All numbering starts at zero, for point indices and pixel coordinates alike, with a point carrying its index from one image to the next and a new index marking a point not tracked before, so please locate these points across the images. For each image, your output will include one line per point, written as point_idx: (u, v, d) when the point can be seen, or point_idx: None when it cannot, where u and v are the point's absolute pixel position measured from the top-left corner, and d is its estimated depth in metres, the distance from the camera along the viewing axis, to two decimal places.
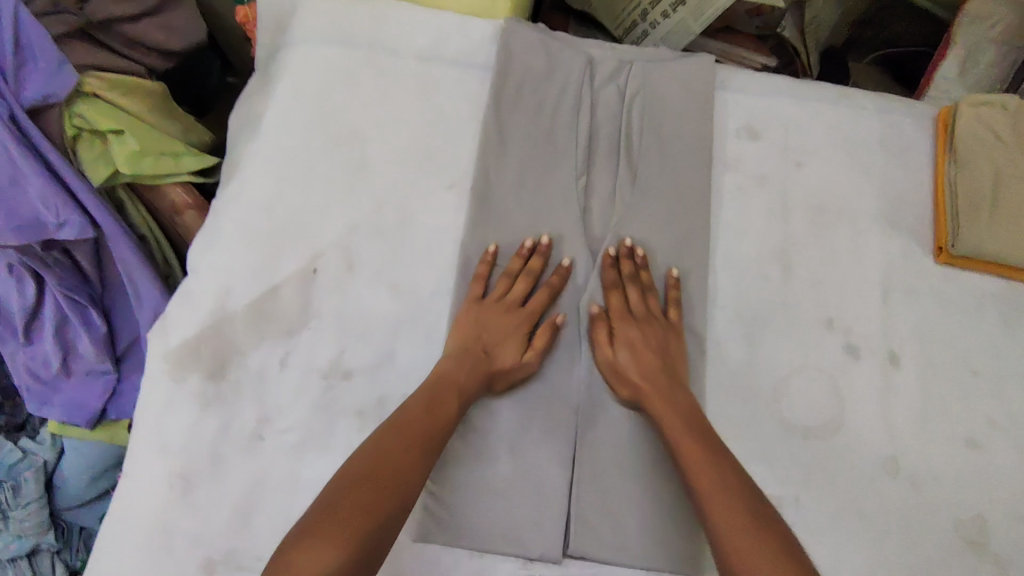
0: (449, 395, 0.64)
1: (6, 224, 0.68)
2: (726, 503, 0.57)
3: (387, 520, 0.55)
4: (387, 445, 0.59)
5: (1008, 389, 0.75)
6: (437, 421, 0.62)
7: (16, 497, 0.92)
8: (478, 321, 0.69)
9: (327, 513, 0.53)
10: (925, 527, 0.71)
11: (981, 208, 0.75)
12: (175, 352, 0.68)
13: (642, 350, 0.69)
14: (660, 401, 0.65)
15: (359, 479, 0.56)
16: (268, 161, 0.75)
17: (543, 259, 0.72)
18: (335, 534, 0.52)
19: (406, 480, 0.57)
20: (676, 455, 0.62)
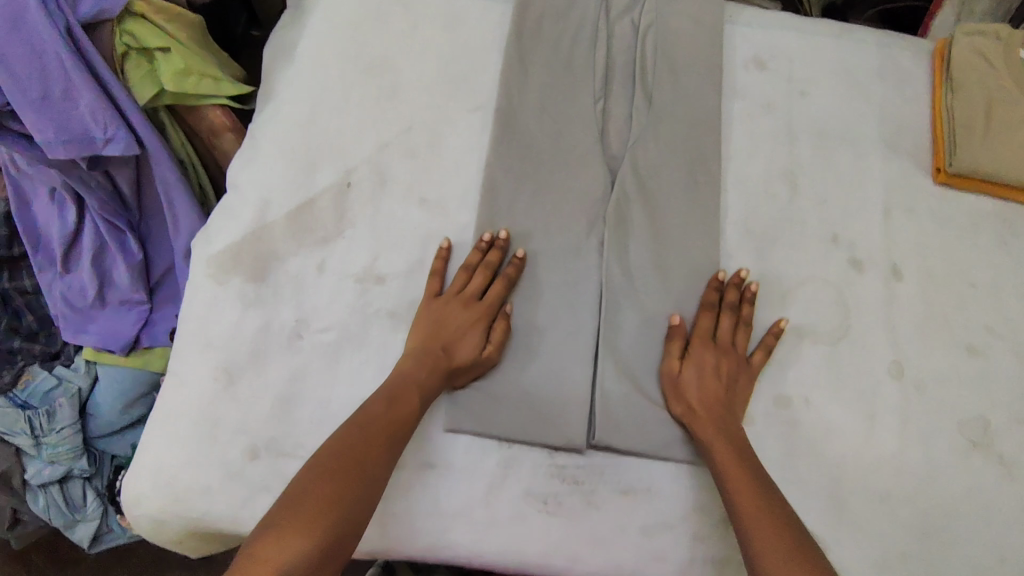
0: (411, 394, 0.64)
1: (55, 137, 0.70)
2: (771, 537, 0.56)
3: (351, 514, 0.55)
4: (352, 441, 0.59)
5: (1006, 301, 0.79)
6: (397, 414, 0.62)
7: (50, 423, 0.95)
8: (440, 317, 0.69)
9: (293, 505, 0.53)
10: (928, 428, 0.73)
11: (975, 129, 0.80)
12: (217, 257, 0.72)
13: (719, 379, 0.69)
14: (718, 430, 0.65)
15: (327, 473, 0.56)
16: (304, 85, 0.79)
17: (500, 252, 0.72)
18: (303, 525, 0.52)
19: (369, 477, 0.58)
20: (723, 480, 0.62)
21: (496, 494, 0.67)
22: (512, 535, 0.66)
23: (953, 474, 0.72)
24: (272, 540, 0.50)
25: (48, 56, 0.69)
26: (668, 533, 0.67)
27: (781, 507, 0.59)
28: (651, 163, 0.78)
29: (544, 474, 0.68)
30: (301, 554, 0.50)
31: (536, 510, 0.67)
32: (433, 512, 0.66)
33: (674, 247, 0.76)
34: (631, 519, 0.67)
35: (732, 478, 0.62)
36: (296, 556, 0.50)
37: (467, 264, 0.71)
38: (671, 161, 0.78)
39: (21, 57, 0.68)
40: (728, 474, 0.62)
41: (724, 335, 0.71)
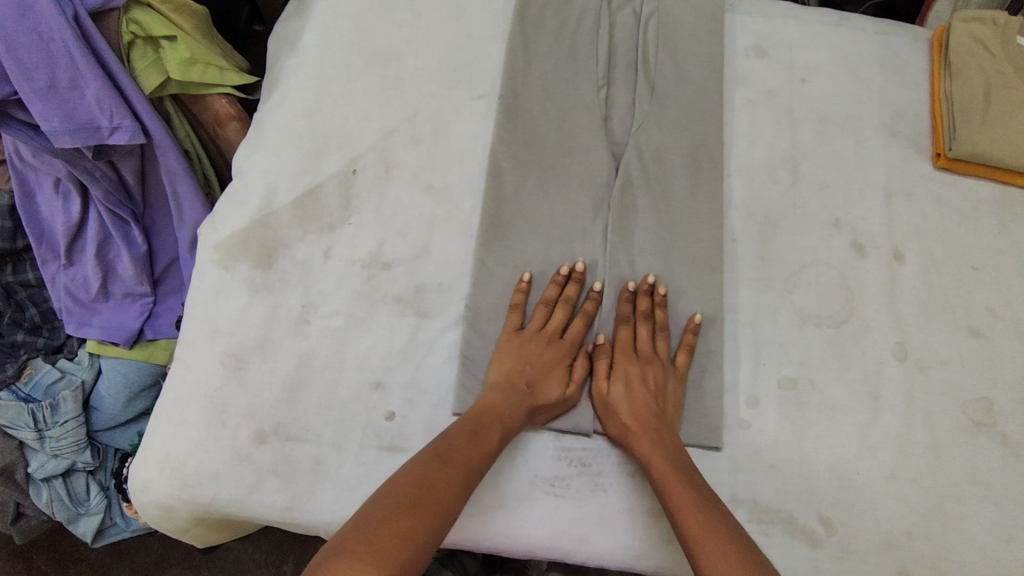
0: (488, 428, 0.62)
1: (62, 126, 0.71)
2: (717, 554, 0.54)
3: (424, 551, 0.50)
4: (434, 472, 0.56)
5: (1007, 284, 0.79)
6: (476, 451, 0.60)
7: (54, 416, 0.94)
8: (522, 353, 0.68)
9: (370, 530, 0.49)
10: (932, 409, 0.74)
11: (974, 113, 0.81)
12: (224, 243, 0.72)
13: (643, 390, 0.67)
14: (656, 446, 0.64)
15: (406, 501, 0.52)
16: (309, 75, 0.80)
17: (577, 286, 0.71)
18: (381, 555, 0.47)
19: (444, 511, 0.54)
20: (667, 499, 0.60)
21: (504, 477, 0.67)
22: (520, 517, 0.66)
23: (958, 455, 0.72)
24: (347, 565, 0.46)
25: (55, 45, 0.69)
26: None
27: (725, 519, 0.57)
28: (654, 148, 0.79)
29: (552, 457, 0.68)
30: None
31: (544, 492, 0.67)
32: None
33: (678, 231, 0.76)
34: (637, 501, 0.67)
35: (675, 496, 0.60)
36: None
37: (550, 299, 0.71)
38: (674, 147, 0.79)
39: (28, 47, 0.68)
40: (670, 491, 0.60)
41: (642, 343, 0.70)
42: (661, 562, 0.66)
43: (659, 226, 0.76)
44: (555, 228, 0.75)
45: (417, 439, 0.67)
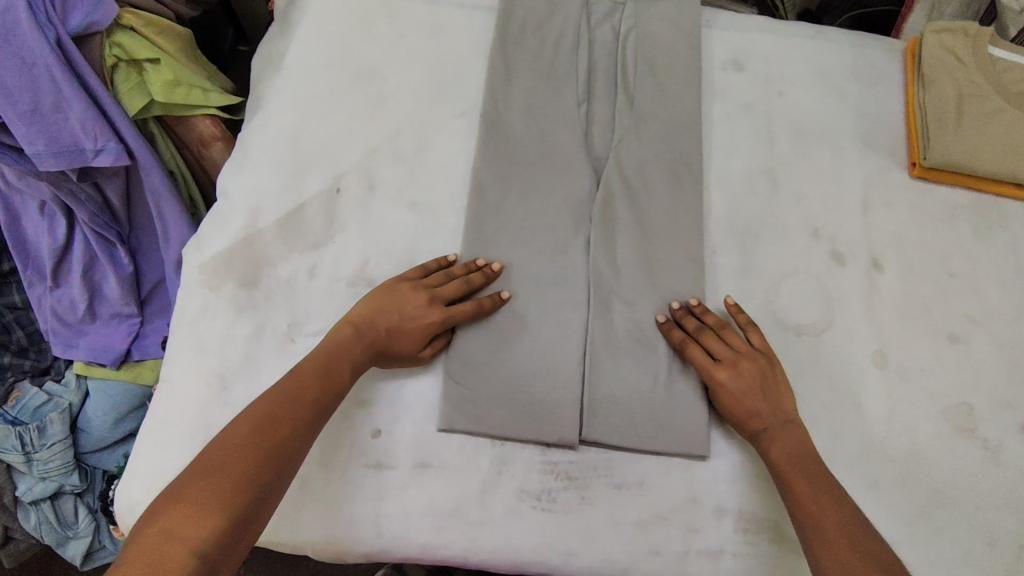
0: (339, 375, 0.64)
1: (46, 149, 0.71)
2: (840, 552, 0.55)
3: (262, 494, 0.54)
4: (275, 418, 0.58)
5: (983, 290, 0.81)
6: (325, 393, 0.62)
7: (41, 438, 0.94)
8: (398, 301, 0.68)
9: (204, 478, 0.52)
10: (913, 415, 0.75)
11: (947, 122, 0.82)
12: (209, 263, 0.73)
13: (750, 383, 0.67)
14: (776, 429, 0.65)
15: (244, 448, 0.55)
16: (292, 95, 0.81)
17: (485, 279, 0.72)
18: (214, 500, 0.51)
19: (286, 455, 0.57)
20: (781, 478, 0.62)
21: (491, 492, 0.67)
22: (507, 533, 0.66)
23: (939, 460, 0.73)
24: (185, 517, 0.49)
25: (38, 69, 0.69)
26: (663, 525, 0.67)
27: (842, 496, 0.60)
28: (636, 162, 0.80)
29: (538, 471, 0.68)
30: (214, 532, 0.49)
31: (531, 507, 0.67)
32: (428, 511, 0.66)
33: (660, 243, 0.77)
34: (624, 513, 0.67)
35: (790, 475, 0.62)
36: (209, 535, 0.49)
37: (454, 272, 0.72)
38: (655, 161, 0.80)
39: (11, 71, 0.69)
40: (788, 473, 0.62)
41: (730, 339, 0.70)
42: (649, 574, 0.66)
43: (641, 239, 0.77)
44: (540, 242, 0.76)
45: (403, 455, 0.68)
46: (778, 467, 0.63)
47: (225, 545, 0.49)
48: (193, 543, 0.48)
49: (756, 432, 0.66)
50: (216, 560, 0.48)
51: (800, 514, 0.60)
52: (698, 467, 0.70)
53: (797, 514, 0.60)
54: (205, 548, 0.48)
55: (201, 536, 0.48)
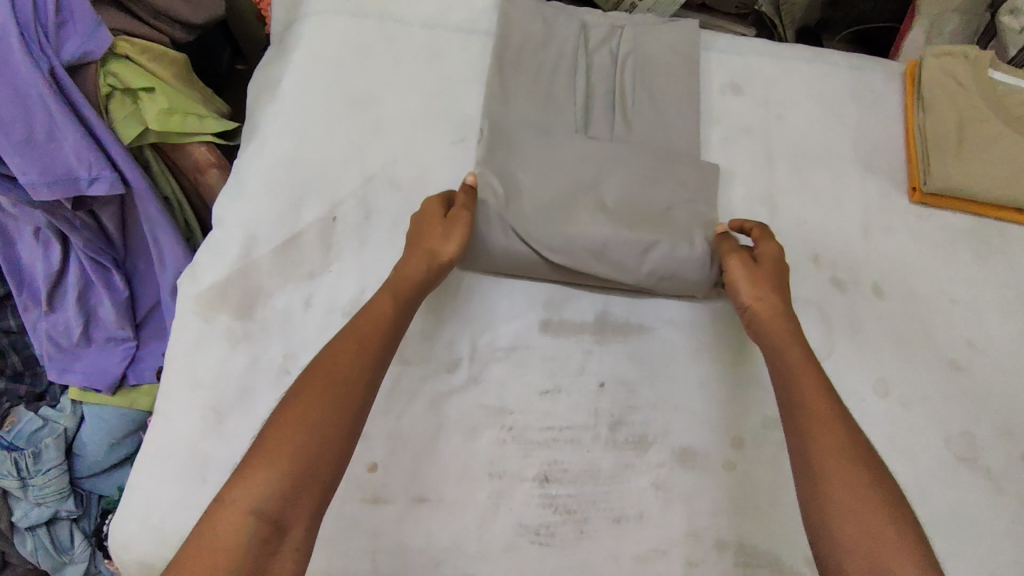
0: (382, 316, 0.63)
1: (41, 179, 0.71)
2: (850, 488, 0.54)
3: (325, 435, 0.55)
4: (325, 366, 0.58)
5: (985, 315, 0.80)
6: (371, 331, 0.62)
7: (36, 464, 0.94)
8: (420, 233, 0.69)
9: (264, 439, 0.54)
10: (914, 444, 0.74)
11: (948, 147, 0.82)
12: (205, 294, 0.72)
13: (781, 338, 0.66)
14: (811, 382, 0.61)
15: (299, 398, 0.56)
16: (289, 121, 0.80)
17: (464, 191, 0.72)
18: (270, 455, 0.53)
19: (342, 395, 0.57)
20: (801, 429, 0.59)
21: (489, 526, 0.67)
22: (504, 568, 0.66)
23: (941, 490, 0.72)
24: (241, 479, 0.52)
25: (33, 99, 0.69)
26: (661, 560, 0.67)
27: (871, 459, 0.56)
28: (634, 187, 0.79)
29: (536, 505, 0.68)
30: (272, 486, 0.51)
31: (529, 541, 0.67)
32: (426, 546, 0.66)
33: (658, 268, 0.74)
34: (623, 547, 0.67)
35: (816, 427, 0.58)
36: (265, 490, 0.51)
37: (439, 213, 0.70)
38: (653, 187, 0.79)
39: (4, 101, 0.68)
40: (813, 424, 0.58)
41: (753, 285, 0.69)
42: None
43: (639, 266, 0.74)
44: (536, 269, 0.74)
45: (400, 489, 0.67)
46: (804, 416, 0.59)
47: (287, 501, 0.51)
48: (251, 502, 0.50)
49: (790, 382, 0.62)
50: (277, 513, 0.51)
51: (813, 465, 0.56)
52: (696, 500, 0.69)
53: (807, 467, 0.57)
54: (262, 505, 0.50)
55: (255, 493, 0.51)
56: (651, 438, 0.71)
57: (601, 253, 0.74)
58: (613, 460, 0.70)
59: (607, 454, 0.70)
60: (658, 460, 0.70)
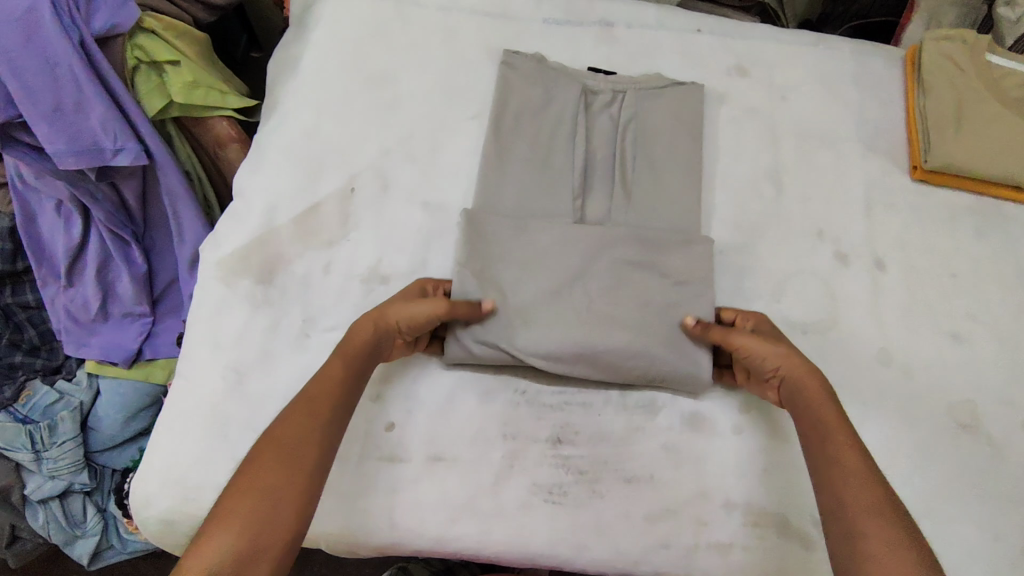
0: (334, 381, 0.63)
1: (68, 148, 0.73)
2: (882, 535, 0.53)
3: (281, 493, 0.53)
4: (283, 427, 0.58)
5: (985, 290, 0.82)
6: (326, 394, 0.61)
7: (52, 437, 0.94)
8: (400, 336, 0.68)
9: (222, 502, 0.53)
10: (917, 412, 0.76)
11: (947, 127, 0.84)
12: (226, 260, 0.74)
13: (807, 394, 0.65)
14: (842, 439, 0.60)
15: (250, 466, 0.55)
16: (308, 99, 0.82)
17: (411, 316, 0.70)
18: (224, 521, 0.51)
19: (294, 458, 0.56)
20: (833, 486, 0.57)
21: (503, 485, 0.68)
22: (519, 526, 0.67)
23: (945, 456, 0.74)
24: (195, 548, 0.49)
25: (61, 69, 0.71)
26: (673, 519, 0.68)
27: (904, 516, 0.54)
28: (642, 166, 0.82)
29: (549, 465, 0.69)
30: (227, 549, 0.49)
31: (543, 500, 0.68)
32: (442, 504, 0.67)
33: (642, 370, 0.72)
34: (635, 507, 0.68)
35: (849, 487, 0.56)
36: (220, 551, 0.49)
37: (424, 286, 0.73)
38: (661, 165, 0.82)
39: (34, 70, 0.70)
40: (845, 482, 0.57)
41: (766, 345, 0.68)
42: (660, 567, 0.67)
43: (625, 364, 0.72)
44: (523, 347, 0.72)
45: (416, 449, 0.69)
46: (835, 473, 0.58)
47: (245, 558, 0.49)
48: (208, 561, 0.48)
49: (820, 439, 0.61)
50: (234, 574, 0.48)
51: (849, 519, 0.55)
52: (707, 463, 0.71)
53: (843, 523, 0.55)
54: (220, 566, 0.48)
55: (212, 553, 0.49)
56: (660, 403, 0.73)
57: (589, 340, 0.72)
58: (624, 423, 0.72)
59: (618, 417, 0.72)
60: (668, 424, 0.72)
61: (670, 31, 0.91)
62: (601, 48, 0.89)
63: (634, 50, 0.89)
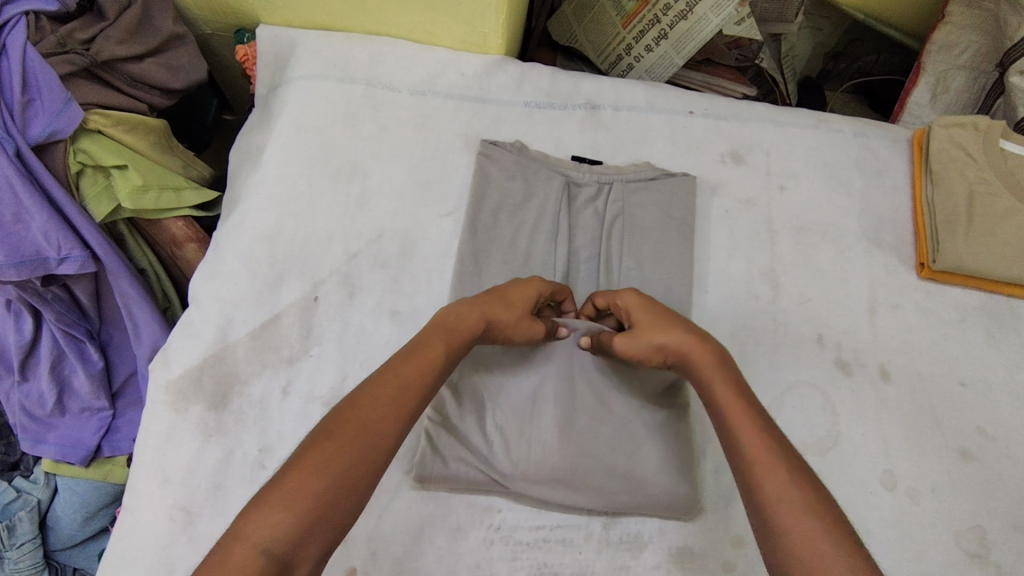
0: (428, 364, 0.57)
1: (7, 260, 0.68)
2: (792, 511, 0.49)
3: (347, 473, 0.49)
4: (363, 400, 0.53)
5: (996, 402, 0.75)
6: (416, 368, 0.56)
7: (11, 538, 0.91)
8: (492, 327, 0.62)
9: (283, 475, 0.48)
10: (927, 541, 0.68)
11: (958, 226, 0.78)
12: (177, 383, 0.68)
13: (698, 373, 0.59)
14: (740, 414, 0.55)
15: (324, 442, 0.50)
16: (271, 195, 0.77)
17: (509, 314, 0.63)
18: (288, 494, 0.47)
19: (370, 446, 0.51)
20: (740, 464, 0.53)
21: None
22: None
23: None
24: (255, 514, 0.46)
25: None
26: None
27: (820, 491, 0.50)
28: (629, 269, 0.76)
29: None
30: (285, 529, 0.45)
31: None
32: None
33: (631, 493, 0.66)
34: None
35: (759, 470, 0.52)
36: (279, 528, 0.45)
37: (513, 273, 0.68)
38: (649, 267, 0.76)
39: None
40: (755, 464, 0.52)
41: (641, 338, 0.62)
42: None
43: (611, 487, 0.66)
44: (493, 477, 0.66)
45: None
46: (743, 458, 0.53)
47: (298, 540, 0.46)
48: (263, 538, 0.45)
49: (720, 422, 0.56)
50: (287, 556, 0.45)
51: (762, 508, 0.50)
52: None
53: (762, 514, 0.50)
54: (277, 540, 0.45)
55: (266, 530, 0.45)
56: (646, 537, 0.67)
57: (574, 467, 0.66)
58: (607, 562, 0.65)
59: (601, 555, 0.66)
60: (654, 562, 0.66)
61: (662, 115, 0.85)
62: (587, 134, 0.84)
63: (621, 136, 0.84)
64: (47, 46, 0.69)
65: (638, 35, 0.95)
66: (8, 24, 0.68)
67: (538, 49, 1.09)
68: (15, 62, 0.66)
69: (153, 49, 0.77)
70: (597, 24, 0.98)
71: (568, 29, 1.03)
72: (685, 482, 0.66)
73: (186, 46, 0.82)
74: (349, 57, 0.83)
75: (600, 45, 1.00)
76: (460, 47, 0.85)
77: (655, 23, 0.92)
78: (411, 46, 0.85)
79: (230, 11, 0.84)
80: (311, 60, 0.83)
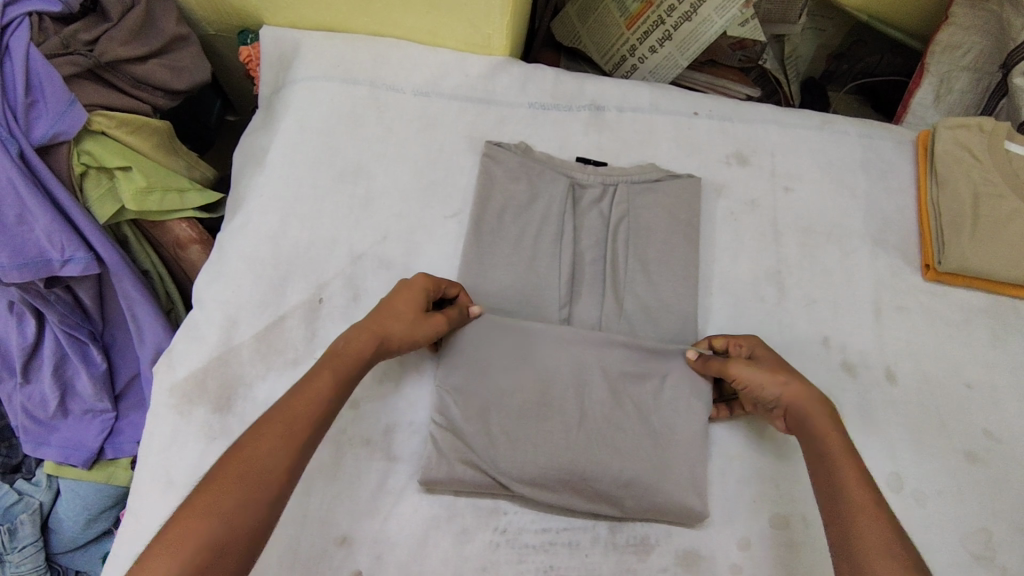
0: (317, 396, 0.58)
1: (10, 262, 0.68)
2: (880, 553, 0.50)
3: (234, 514, 0.50)
4: (248, 441, 0.53)
5: (1002, 403, 0.75)
6: (301, 403, 0.57)
7: (12, 541, 0.90)
8: (385, 341, 0.63)
9: (169, 525, 0.49)
10: (935, 544, 0.68)
11: (964, 227, 0.78)
12: (181, 386, 0.68)
13: (811, 415, 0.61)
14: (841, 460, 0.57)
15: (209, 486, 0.51)
16: (275, 197, 0.76)
17: (402, 326, 0.64)
18: (173, 542, 0.47)
19: (253, 483, 0.51)
20: (834, 506, 0.55)
21: None
22: None
23: None
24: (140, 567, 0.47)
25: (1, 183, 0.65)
26: None
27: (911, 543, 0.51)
28: (635, 270, 0.76)
29: None
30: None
31: None
32: None
33: (638, 498, 0.65)
34: None
35: (854, 512, 0.53)
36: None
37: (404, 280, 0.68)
38: (655, 269, 0.76)
39: None
40: (849, 507, 0.54)
41: (764, 370, 0.64)
42: None
43: (618, 493, 0.65)
44: (500, 480, 0.66)
45: None
46: (839, 500, 0.54)
47: None
48: None
49: (820, 464, 0.58)
50: None
51: (851, 542, 0.52)
52: None
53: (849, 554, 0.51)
54: None
55: None
56: (653, 540, 0.66)
57: (582, 472, 0.65)
58: (613, 565, 0.65)
59: (607, 558, 0.65)
60: (661, 565, 0.65)
61: (667, 117, 0.85)
62: (591, 135, 0.84)
63: (626, 138, 0.84)
64: (51, 46, 0.68)
65: (642, 36, 0.94)
66: (12, 25, 0.67)
67: (541, 50, 1.09)
68: (18, 63, 0.66)
69: (157, 50, 0.77)
70: (600, 26, 0.98)
71: (572, 31, 1.03)
72: (691, 485, 0.66)
73: (190, 47, 0.81)
74: (353, 59, 0.83)
75: (604, 45, 1.00)
76: (464, 49, 0.85)
77: (658, 25, 0.92)
78: (414, 47, 0.84)
79: (233, 11, 0.83)
80: (315, 62, 0.83)
